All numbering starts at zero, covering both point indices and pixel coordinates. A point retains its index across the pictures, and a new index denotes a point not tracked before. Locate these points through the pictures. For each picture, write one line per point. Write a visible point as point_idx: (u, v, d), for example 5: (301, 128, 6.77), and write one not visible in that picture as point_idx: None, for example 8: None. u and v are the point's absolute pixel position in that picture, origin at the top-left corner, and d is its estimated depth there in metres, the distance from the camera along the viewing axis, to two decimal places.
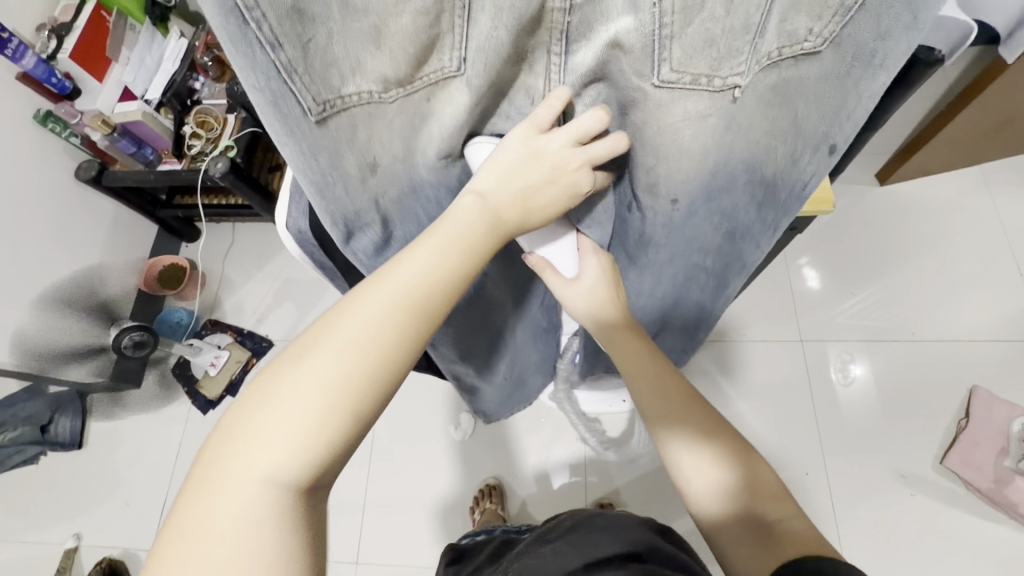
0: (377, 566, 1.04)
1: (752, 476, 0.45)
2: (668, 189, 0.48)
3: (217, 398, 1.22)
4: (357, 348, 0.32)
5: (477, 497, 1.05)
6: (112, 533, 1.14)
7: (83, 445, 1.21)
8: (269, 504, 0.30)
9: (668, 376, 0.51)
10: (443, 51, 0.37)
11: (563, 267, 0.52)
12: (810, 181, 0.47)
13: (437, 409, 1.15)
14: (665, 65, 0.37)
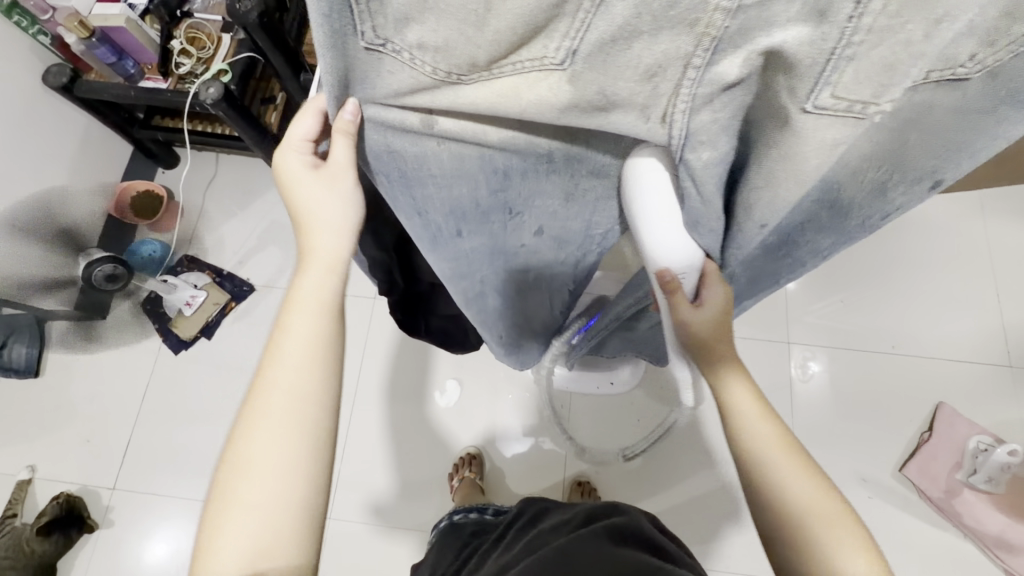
0: (350, 522, 1.04)
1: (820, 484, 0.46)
2: (762, 217, 0.39)
3: (191, 338, 1.17)
4: (321, 304, 0.45)
5: (456, 465, 1.05)
6: (69, 468, 1.10)
7: (39, 373, 1.14)
8: (285, 442, 0.42)
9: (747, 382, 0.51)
10: (550, 36, 0.28)
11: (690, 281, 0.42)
12: (892, 210, 0.45)
13: (423, 373, 1.13)
14: (828, 88, 0.29)
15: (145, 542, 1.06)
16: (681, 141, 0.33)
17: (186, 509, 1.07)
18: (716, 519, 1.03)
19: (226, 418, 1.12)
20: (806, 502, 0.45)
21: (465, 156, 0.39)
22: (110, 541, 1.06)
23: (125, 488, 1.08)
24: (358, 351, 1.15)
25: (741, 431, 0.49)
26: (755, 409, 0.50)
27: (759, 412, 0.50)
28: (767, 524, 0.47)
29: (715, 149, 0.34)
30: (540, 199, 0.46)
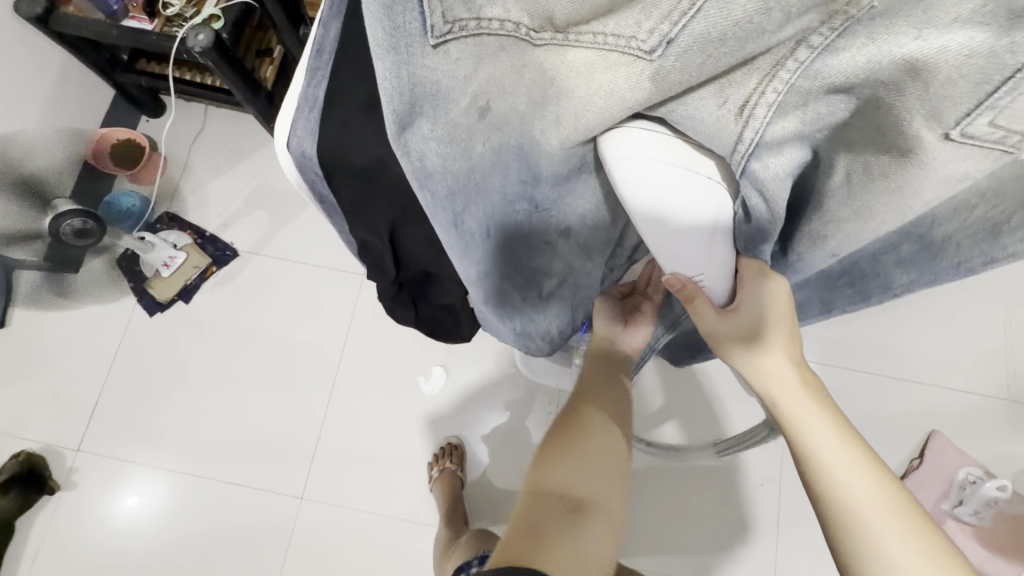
0: (322, 504, 1.02)
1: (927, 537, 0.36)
2: (836, 248, 0.34)
3: (168, 301, 1.11)
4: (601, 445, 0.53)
5: (437, 455, 1.01)
6: (31, 425, 1.05)
7: (4, 324, 1.09)
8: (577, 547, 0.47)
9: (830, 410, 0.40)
10: (646, 13, 0.24)
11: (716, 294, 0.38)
12: (1001, 256, 0.36)
13: (409, 357, 1.08)
14: (987, 114, 0.23)
15: (114, 497, 1.02)
16: (749, 150, 0.28)
17: (153, 477, 1.03)
18: (695, 531, 1.01)
19: (199, 387, 1.07)
20: None
21: (501, 146, 0.34)
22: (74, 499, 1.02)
23: (90, 451, 1.04)
24: (343, 328, 1.10)
25: (832, 492, 0.38)
26: (852, 461, 0.38)
27: (858, 470, 0.38)
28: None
29: (791, 155, 0.29)
30: (573, 200, 0.40)
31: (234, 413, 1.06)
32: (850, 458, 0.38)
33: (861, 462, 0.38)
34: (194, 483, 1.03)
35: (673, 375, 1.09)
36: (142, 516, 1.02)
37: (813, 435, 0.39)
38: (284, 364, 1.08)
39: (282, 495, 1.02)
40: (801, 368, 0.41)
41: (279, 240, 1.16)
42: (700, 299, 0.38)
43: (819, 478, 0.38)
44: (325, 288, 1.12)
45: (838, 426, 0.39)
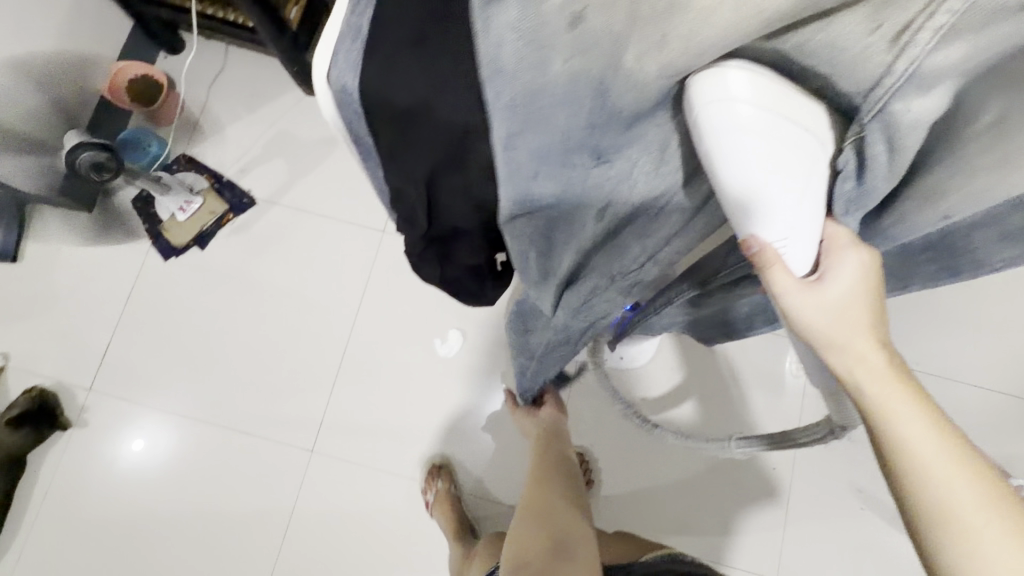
0: (333, 458, 1.02)
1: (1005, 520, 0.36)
2: (953, 209, 0.31)
3: (183, 246, 1.09)
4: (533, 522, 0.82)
5: (426, 479, 1.00)
6: (44, 361, 1.04)
7: (18, 259, 1.07)
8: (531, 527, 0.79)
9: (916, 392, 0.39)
10: None
11: (796, 266, 0.35)
12: None
13: (426, 318, 1.06)
14: None
15: (120, 438, 1.03)
16: (899, 84, 0.24)
17: (164, 421, 1.03)
18: (701, 506, 1.03)
19: (212, 334, 1.06)
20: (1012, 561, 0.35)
21: (587, 63, 0.26)
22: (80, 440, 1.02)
23: (101, 391, 1.04)
24: (360, 285, 1.08)
25: (914, 476, 0.37)
26: (936, 440, 0.37)
27: (941, 448, 0.37)
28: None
29: (938, 99, 0.25)
30: (638, 158, 0.32)
31: (247, 363, 1.05)
32: (935, 438, 0.37)
33: (943, 440, 0.37)
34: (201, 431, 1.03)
35: (692, 353, 1.08)
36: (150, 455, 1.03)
37: (897, 420, 0.38)
38: (299, 317, 1.07)
39: (293, 446, 1.02)
40: (884, 345, 0.39)
41: (297, 190, 1.12)
42: (779, 266, 0.34)
43: (900, 458, 0.38)
44: (344, 243, 1.10)
45: (922, 404, 0.38)
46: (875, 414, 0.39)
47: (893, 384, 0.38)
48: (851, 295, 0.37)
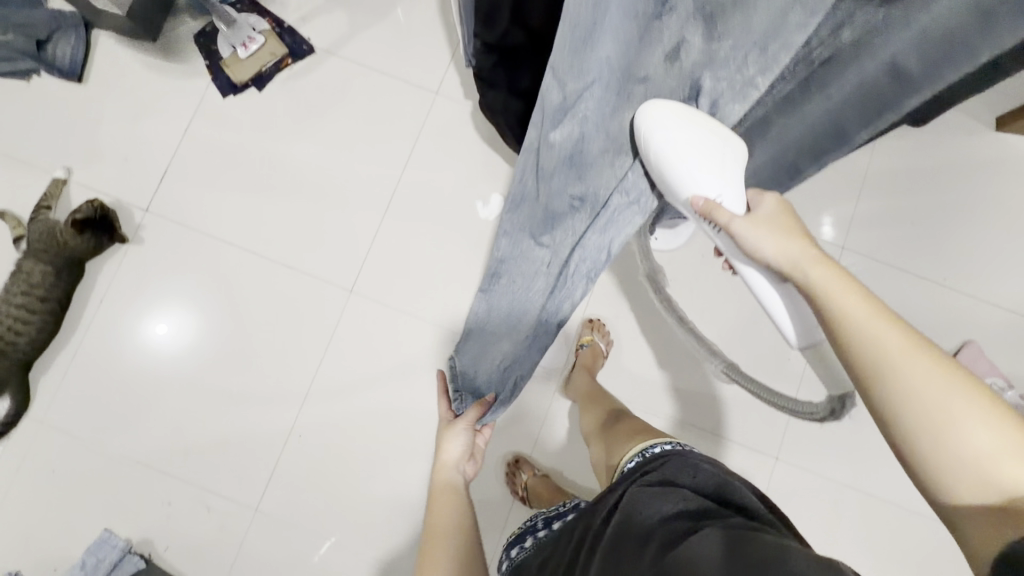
0: (374, 300, 1.09)
1: (962, 394, 0.39)
2: None
3: (242, 84, 1.11)
4: None
5: (509, 474, 1.07)
6: (105, 180, 1.09)
7: (83, 81, 1.12)
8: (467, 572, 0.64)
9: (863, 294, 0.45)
10: None
11: (732, 205, 0.53)
12: None
13: (470, 181, 1.11)
14: None
15: (144, 326, 1.08)
16: None
17: (215, 249, 1.09)
18: (712, 384, 1.09)
19: (266, 174, 1.11)
20: (973, 423, 0.38)
21: None
22: (109, 314, 1.08)
23: (158, 213, 1.09)
24: (410, 143, 1.12)
25: (868, 368, 0.43)
26: (889, 336, 0.42)
27: (896, 343, 0.42)
28: (948, 491, 0.39)
29: None
30: None
31: (298, 204, 1.10)
32: (889, 333, 0.42)
33: (898, 335, 0.42)
34: (224, 309, 1.08)
35: None
36: (166, 340, 1.08)
37: (847, 310, 0.44)
38: (351, 167, 1.11)
39: (335, 285, 1.09)
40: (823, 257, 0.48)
41: (355, 45, 1.14)
42: (719, 209, 0.53)
43: (858, 358, 0.43)
44: (399, 101, 1.13)
45: (873, 307, 0.44)
46: (831, 320, 0.45)
47: (839, 291, 0.45)
48: (776, 222, 0.52)
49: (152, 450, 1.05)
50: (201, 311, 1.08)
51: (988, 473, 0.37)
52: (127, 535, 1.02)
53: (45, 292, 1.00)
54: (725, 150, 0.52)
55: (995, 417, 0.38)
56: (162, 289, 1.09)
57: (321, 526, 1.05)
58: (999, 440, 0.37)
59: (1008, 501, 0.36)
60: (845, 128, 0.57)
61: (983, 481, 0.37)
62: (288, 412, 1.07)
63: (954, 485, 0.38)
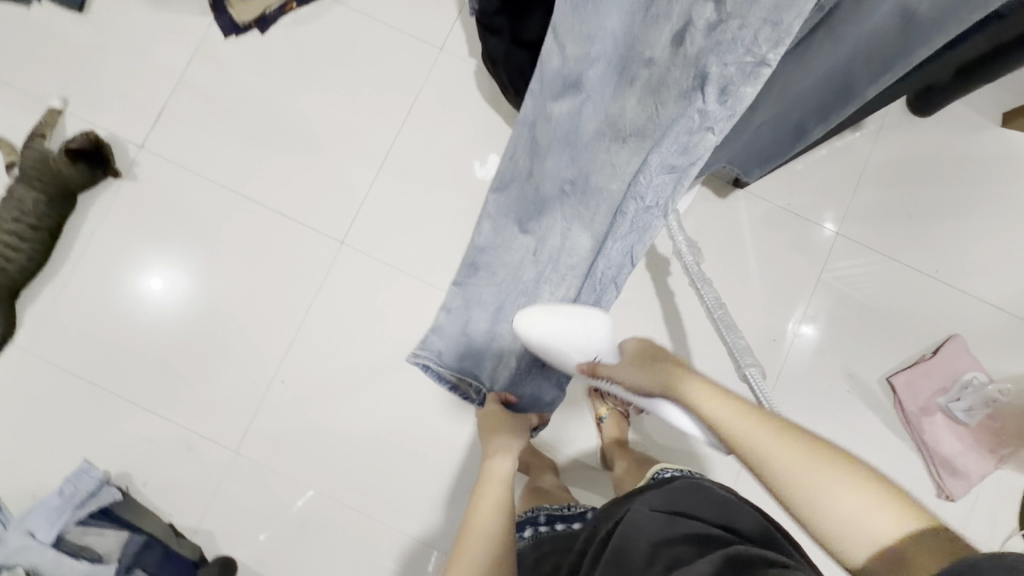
0: (367, 253, 1.09)
1: (834, 470, 0.45)
2: None
3: (245, 26, 1.10)
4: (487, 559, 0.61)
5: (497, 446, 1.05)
6: (101, 114, 1.08)
7: (83, 11, 1.10)
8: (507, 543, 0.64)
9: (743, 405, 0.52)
10: None
11: (604, 356, 0.70)
12: None
13: (470, 141, 1.10)
14: None
15: (141, 277, 1.07)
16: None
17: (209, 191, 1.09)
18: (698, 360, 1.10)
19: (264, 120, 1.10)
20: (847, 500, 0.44)
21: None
22: (103, 258, 1.07)
23: (153, 150, 1.09)
24: (412, 99, 1.11)
25: (752, 456, 0.49)
26: (767, 430, 0.49)
27: (765, 433, 0.49)
28: (834, 544, 0.45)
29: None
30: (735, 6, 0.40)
31: (295, 152, 1.10)
32: (762, 428, 0.49)
33: (769, 428, 0.49)
34: (219, 263, 1.08)
35: (717, 224, 1.12)
36: (158, 296, 1.07)
37: (725, 418, 0.51)
38: (351, 119, 1.10)
39: (327, 235, 1.09)
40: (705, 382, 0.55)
41: None
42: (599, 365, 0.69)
43: (750, 457, 0.49)
44: (402, 55, 1.11)
45: (743, 411, 0.51)
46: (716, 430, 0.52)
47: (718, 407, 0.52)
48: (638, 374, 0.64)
49: (135, 387, 1.05)
50: (199, 266, 1.08)
51: (863, 533, 0.43)
52: (105, 467, 1.03)
53: (36, 220, 0.99)
54: (635, 229, 0.59)
55: (851, 478, 0.45)
56: (159, 240, 1.08)
57: (300, 473, 1.06)
58: (857, 503, 0.44)
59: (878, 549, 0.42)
60: (849, 86, 0.56)
61: (856, 535, 0.43)
62: (273, 358, 1.07)
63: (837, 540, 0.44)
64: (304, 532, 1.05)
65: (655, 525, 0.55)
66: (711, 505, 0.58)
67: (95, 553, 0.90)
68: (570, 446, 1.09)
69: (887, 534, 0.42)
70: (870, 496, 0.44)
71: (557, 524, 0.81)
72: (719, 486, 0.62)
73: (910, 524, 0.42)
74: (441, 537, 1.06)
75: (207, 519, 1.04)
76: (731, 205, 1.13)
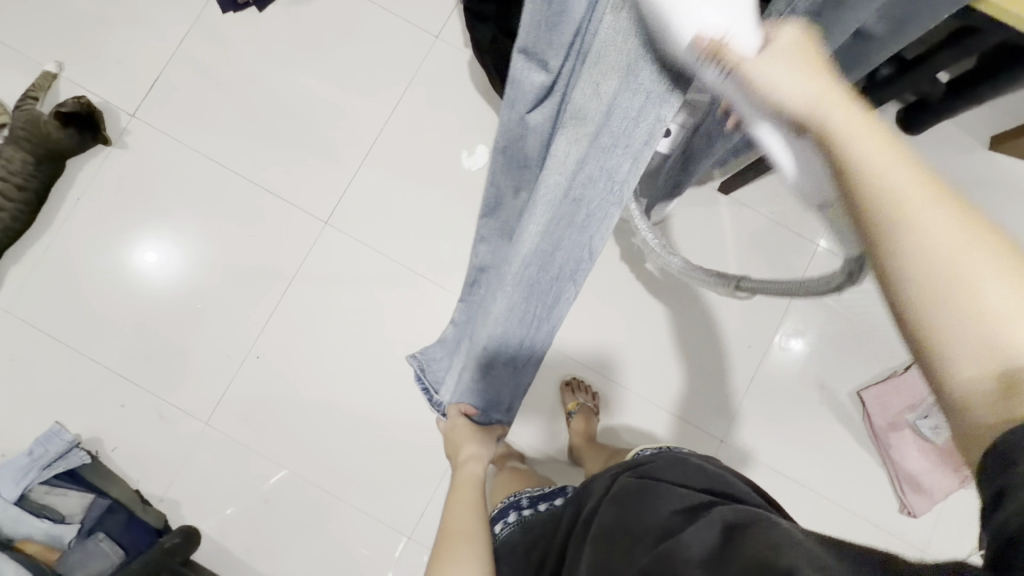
0: (351, 235, 1.10)
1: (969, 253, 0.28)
2: None
3: (243, 2, 1.10)
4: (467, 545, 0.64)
5: None
6: (96, 81, 1.09)
7: None
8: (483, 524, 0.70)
9: (874, 129, 0.32)
10: None
11: (745, 38, 0.33)
12: None
13: (459, 130, 1.11)
14: None
15: (136, 251, 1.08)
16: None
17: (197, 164, 1.10)
18: (671, 361, 1.11)
19: (257, 97, 1.11)
20: (992, 295, 0.28)
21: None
22: (96, 228, 1.08)
23: (145, 121, 1.09)
24: (404, 85, 1.11)
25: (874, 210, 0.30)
26: (915, 192, 0.29)
27: (923, 194, 0.29)
28: (951, 363, 0.28)
29: None
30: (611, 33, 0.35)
31: (285, 129, 1.10)
32: (909, 181, 0.30)
33: (929, 187, 0.30)
34: (208, 239, 1.09)
35: (700, 229, 1.13)
36: (148, 268, 1.08)
37: (866, 145, 0.31)
38: (343, 101, 1.11)
39: (312, 215, 1.10)
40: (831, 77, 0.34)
41: None
42: (728, 50, 0.33)
43: (884, 222, 0.30)
44: (398, 41, 1.12)
45: (887, 144, 0.31)
46: (846, 169, 0.31)
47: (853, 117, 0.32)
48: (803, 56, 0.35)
49: (113, 355, 1.06)
50: (194, 244, 1.09)
51: (990, 342, 0.27)
52: (76, 431, 1.03)
53: (23, 181, 1.00)
54: None
55: (1003, 261, 0.28)
56: (156, 215, 1.09)
57: (270, 451, 1.07)
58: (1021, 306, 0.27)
59: (1003, 373, 0.27)
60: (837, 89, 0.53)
61: (986, 347, 0.27)
62: (251, 333, 1.08)
63: (969, 363, 0.28)
64: (270, 507, 1.06)
65: (657, 486, 0.51)
66: (697, 475, 0.56)
67: (58, 513, 0.95)
68: (540, 440, 1.10)
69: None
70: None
71: (539, 504, 0.74)
72: (693, 460, 0.61)
73: None
74: (406, 520, 1.07)
75: (174, 489, 1.04)
76: (715, 210, 1.13)
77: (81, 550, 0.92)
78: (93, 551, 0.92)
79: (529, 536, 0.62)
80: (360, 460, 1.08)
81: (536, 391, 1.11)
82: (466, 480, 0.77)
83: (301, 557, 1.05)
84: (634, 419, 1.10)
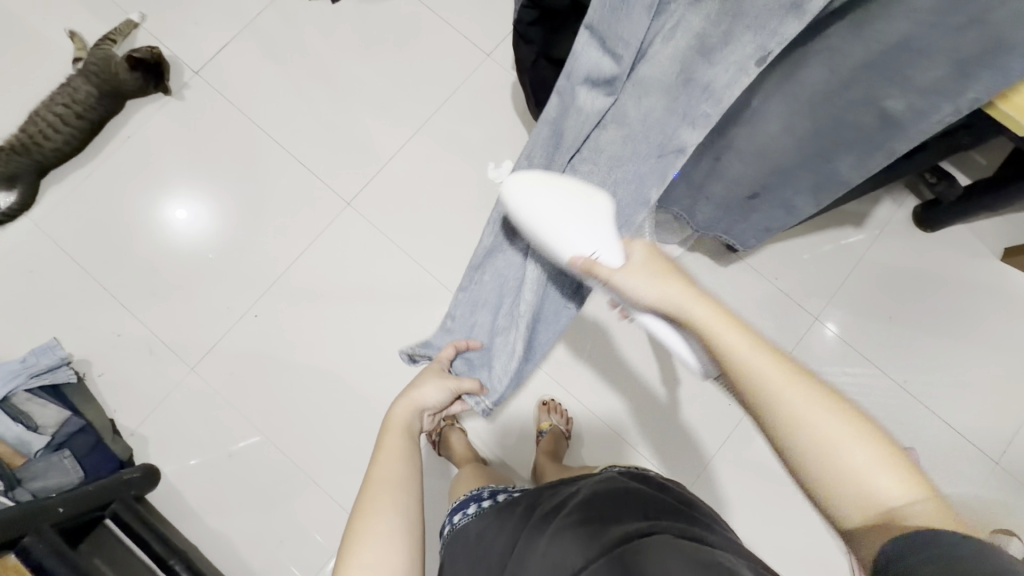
0: (370, 219, 1.15)
1: (839, 454, 0.41)
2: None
3: None
4: (390, 510, 0.60)
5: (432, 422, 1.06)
6: (171, 35, 1.18)
7: None
8: (407, 473, 0.64)
9: (760, 348, 0.44)
10: None
11: (610, 258, 0.53)
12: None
13: (490, 143, 1.17)
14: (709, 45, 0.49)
15: (168, 198, 1.14)
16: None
17: (244, 127, 1.17)
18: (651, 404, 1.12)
19: (311, 77, 1.18)
20: (861, 454, 0.41)
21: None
22: (137, 170, 1.15)
23: (206, 79, 1.17)
24: (449, 92, 1.18)
25: (772, 429, 0.43)
26: (780, 399, 0.43)
27: (789, 388, 0.43)
28: (842, 517, 0.41)
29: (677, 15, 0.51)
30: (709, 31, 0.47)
31: (330, 109, 1.17)
32: (754, 352, 0.44)
33: (759, 349, 0.44)
34: (234, 197, 1.15)
35: (703, 280, 1.15)
36: (175, 216, 1.14)
37: (728, 338, 0.45)
38: (389, 95, 1.18)
39: (338, 194, 1.15)
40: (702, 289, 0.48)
41: None
42: (601, 267, 0.54)
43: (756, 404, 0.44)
44: (451, 51, 1.19)
45: (755, 344, 0.44)
46: (719, 355, 0.45)
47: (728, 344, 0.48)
48: (656, 273, 0.51)
49: (124, 290, 1.11)
50: (221, 203, 1.14)
51: (860, 486, 0.40)
52: (70, 350, 1.07)
53: (83, 111, 1.08)
54: (593, 207, 0.56)
55: (857, 426, 0.42)
56: (196, 171, 1.15)
57: (246, 410, 1.09)
58: (874, 463, 0.40)
59: (884, 517, 0.39)
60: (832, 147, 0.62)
61: (861, 496, 0.40)
62: (253, 292, 1.12)
63: (844, 508, 0.41)
64: (232, 463, 1.07)
65: (623, 509, 0.48)
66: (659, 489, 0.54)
67: (33, 421, 0.97)
68: (508, 455, 1.10)
69: (890, 499, 0.40)
70: (888, 462, 0.41)
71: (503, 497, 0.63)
72: (660, 477, 0.58)
73: (910, 505, 0.39)
74: None
75: (146, 426, 1.07)
76: (722, 265, 1.16)
77: (45, 462, 0.95)
78: (55, 464, 0.95)
79: (485, 520, 0.56)
80: (328, 436, 1.09)
81: (513, 405, 1.12)
82: (398, 425, 0.72)
83: (249, 519, 1.06)
84: (605, 452, 1.10)
